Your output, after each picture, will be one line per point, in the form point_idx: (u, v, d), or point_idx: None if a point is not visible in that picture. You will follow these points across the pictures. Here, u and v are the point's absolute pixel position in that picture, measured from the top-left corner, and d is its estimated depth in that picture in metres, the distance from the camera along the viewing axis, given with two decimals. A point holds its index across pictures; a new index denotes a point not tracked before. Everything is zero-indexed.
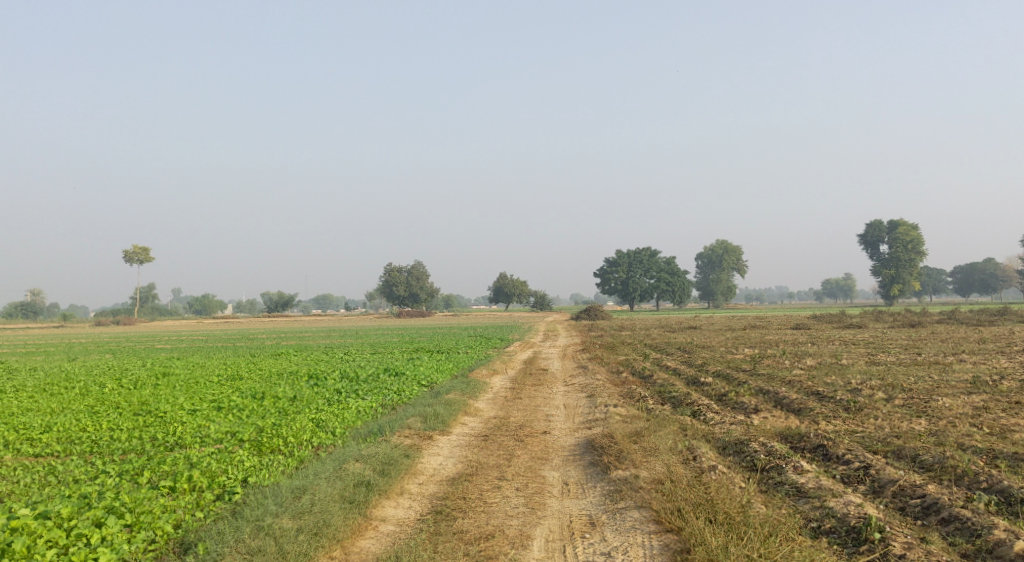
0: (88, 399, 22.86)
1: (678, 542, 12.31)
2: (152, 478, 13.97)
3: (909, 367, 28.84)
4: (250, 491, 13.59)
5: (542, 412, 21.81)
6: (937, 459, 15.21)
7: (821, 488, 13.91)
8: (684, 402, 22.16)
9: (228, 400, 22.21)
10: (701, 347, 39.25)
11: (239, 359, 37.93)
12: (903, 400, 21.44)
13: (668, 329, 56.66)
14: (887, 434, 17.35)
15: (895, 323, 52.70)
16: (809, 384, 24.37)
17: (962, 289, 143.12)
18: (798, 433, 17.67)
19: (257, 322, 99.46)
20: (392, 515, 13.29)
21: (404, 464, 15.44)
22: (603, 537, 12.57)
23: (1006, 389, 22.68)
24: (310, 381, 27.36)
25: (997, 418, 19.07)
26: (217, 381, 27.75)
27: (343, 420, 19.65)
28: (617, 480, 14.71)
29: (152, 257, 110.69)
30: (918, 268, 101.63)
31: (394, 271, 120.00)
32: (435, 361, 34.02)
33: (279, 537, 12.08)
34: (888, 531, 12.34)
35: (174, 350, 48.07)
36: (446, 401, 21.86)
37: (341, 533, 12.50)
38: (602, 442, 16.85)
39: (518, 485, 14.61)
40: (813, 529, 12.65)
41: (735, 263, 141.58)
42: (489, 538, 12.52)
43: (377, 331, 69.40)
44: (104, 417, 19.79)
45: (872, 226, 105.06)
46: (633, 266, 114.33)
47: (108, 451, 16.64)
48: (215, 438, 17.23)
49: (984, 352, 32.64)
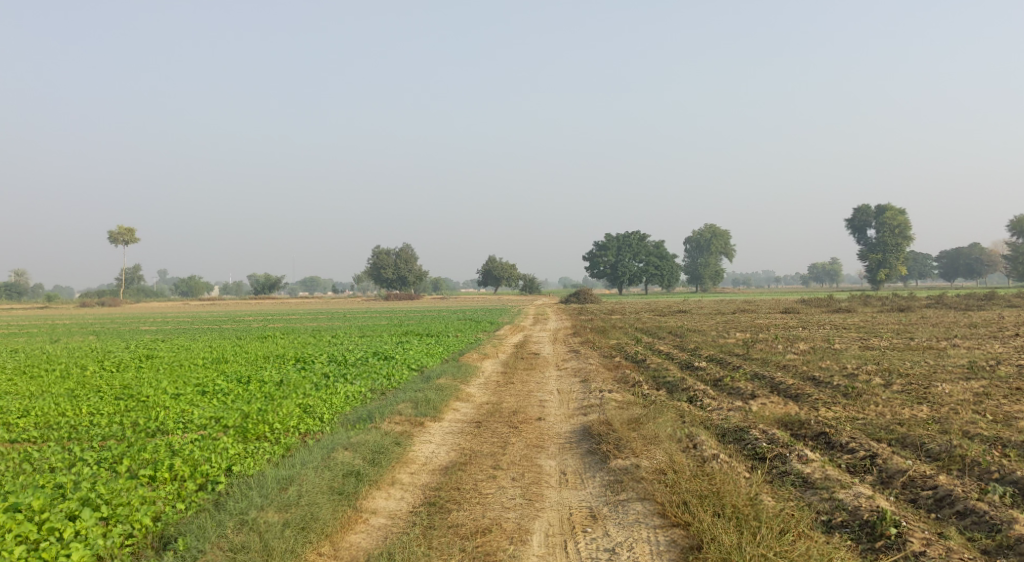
0: (69, 382, 22.23)
1: (687, 538, 11.78)
2: (132, 466, 13.22)
3: (904, 352, 28.50)
4: (235, 480, 12.97)
5: (535, 397, 21.30)
6: (945, 448, 14.69)
7: (829, 479, 13.38)
8: (680, 388, 21.65)
9: (212, 384, 21.61)
10: (690, 329, 39.83)
11: (224, 342, 37.27)
12: (902, 386, 20.93)
13: (657, 313, 56.17)
14: (890, 422, 16.84)
15: (883, 309, 52.16)
16: (803, 369, 23.92)
17: (947, 272, 142.77)
18: (799, 421, 17.12)
19: (243, 304, 98.64)
20: (383, 507, 12.69)
21: (395, 452, 14.90)
22: (606, 532, 12.02)
23: (1005, 374, 22.27)
24: (297, 364, 26.77)
25: (1000, 405, 18.61)
26: (200, 363, 27.23)
27: (331, 406, 19.05)
28: (618, 469, 14.14)
29: (135, 238, 109.02)
30: (904, 252, 101.34)
31: (382, 254, 118.90)
32: (424, 344, 33.52)
33: (263, 532, 11.50)
34: (904, 525, 11.85)
35: (158, 331, 47.13)
36: (437, 387, 21.33)
37: (330, 526, 11.91)
38: (599, 429, 16.24)
39: (514, 476, 14.04)
40: (825, 523, 12.17)
41: (724, 248, 141.47)
42: (486, 533, 11.95)
43: (365, 313, 69.36)
44: (84, 402, 19.19)
45: (859, 210, 104.58)
46: (621, 250, 113.74)
47: (87, 437, 15.95)
48: (198, 424, 16.59)
49: (977, 338, 32.24)
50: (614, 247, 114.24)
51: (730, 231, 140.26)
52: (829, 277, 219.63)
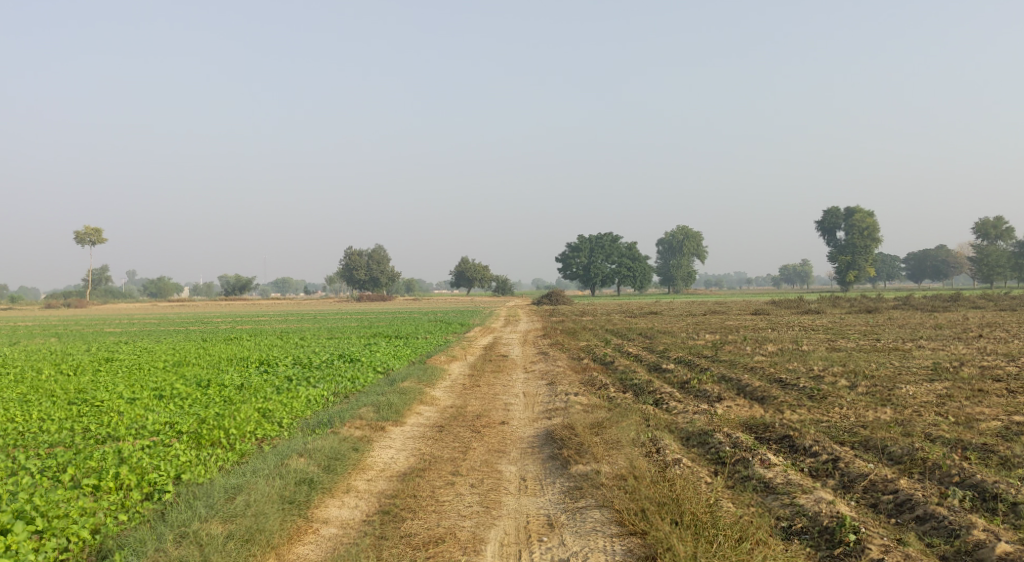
0: (22, 387, 21.64)
1: (643, 547, 11.59)
2: (76, 476, 12.80)
3: (870, 353, 28.57)
4: (183, 490, 12.62)
5: (501, 400, 21.03)
6: (907, 451, 14.62)
7: (790, 484, 13.24)
8: (647, 390, 21.46)
9: (170, 388, 21.15)
10: (661, 331, 39.80)
11: (189, 343, 36.73)
12: (867, 387, 20.90)
13: (629, 314, 56.13)
14: (854, 424, 16.75)
15: (851, 310, 52.49)
16: (770, 371, 23.81)
17: (915, 274, 144.18)
18: (764, 424, 16.99)
19: (211, 305, 97.23)
20: (335, 516, 12.41)
21: (352, 459, 14.59)
22: (562, 541, 11.80)
23: (969, 375, 22.30)
24: (260, 367, 26.31)
25: (962, 407, 18.60)
26: (161, 366, 26.72)
27: (291, 410, 18.66)
28: (578, 476, 13.93)
29: (102, 238, 107.44)
30: (872, 254, 102.11)
31: (354, 255, 118.21)
32: (392, 346, 33.08)
33: (204, 545, 11.21)
34: (863, 532, 11.74)
35: (123, 333, 46.26)
36: (401, 390, 20.97)
37: (276, 538, 11.62)
38: (562, 433, 15.99)
39: (472, 482, 13.78)
40: (784, 529, 12.03)
41: (695, 250, 142.29)
42: (439, 543, 11.68)
43: (335, 314, 68.87)
44: (36, 407, 18.68)
45: (829, 213, 105.50)
46: (594, 252, 113.80)
47: (34, 444, 15.49)
48: (151, 430, 16.15)
49: (942, 340, 32.37)
50: (587, 248, 114.15)
51: (701, 234, 141.44)
52: (799, 278, 221.49)
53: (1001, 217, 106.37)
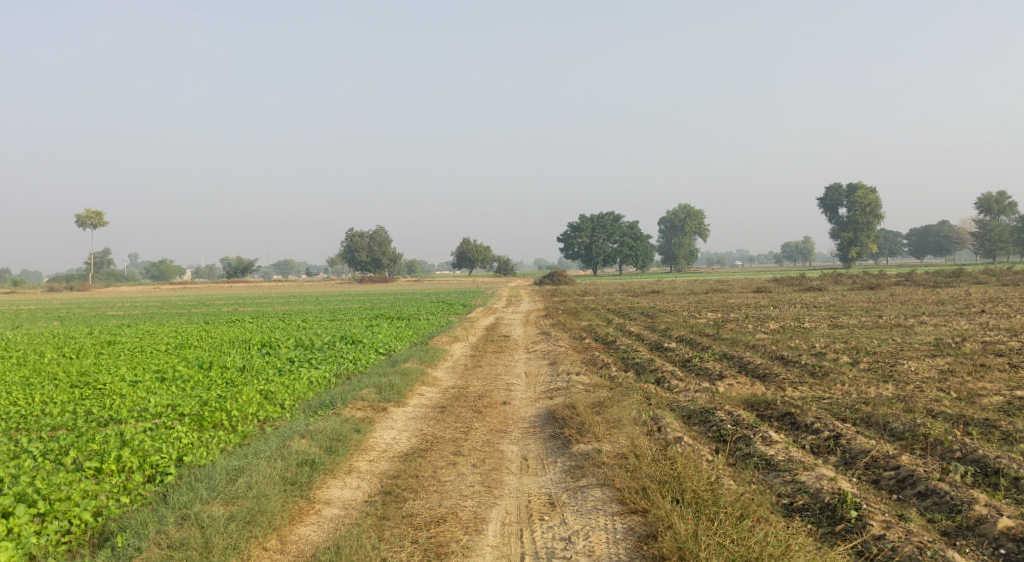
0: (24, 371, 21.70)
1: (644, 525, 11.61)
2: (78, 458, 12.83)
3: (872, 330, 28.58)
4: (185, 471, 12.65)
5: (502, 380, 21.06)
6: (908, 427, 14.61)
7: (792, 461, 13.24)
8: (649, 369, 21.50)
9: (172, 370, 21.18)
10: (662, 310, 39.77)
11: (192, 326, 36.73)
12: (869, 363, 20.93)
13: (631, 293, 56.14)
14: (856, 401, 16.75)
15: (853, 286, 52.46)
16: (772, 348, 23.82)
17: (917, 250, 143.95)
18: (766, 401, 16.98)
19: (212, 287, 97.28)
20: (337, 496, 12.43)
21: (354, 439, 14.61)
22: (563, 520, 11.82)
23: (970, 350, 22.29)
24: (262, 349, 26.33)
25: (964, 382, 18.60)
26: (163, 349, 26.73)
27: (293, 392, 18.66)
28: (579, 454, 13.93)
29: (103, 221, 107.35)
30: (874, 230, 101.85)
31: (355, 236, 118.14)
32: (394, 327, 33.12)
33: (206, 527, 11.24)
34: (864, 508, 11.75)
35: (124, 316, 46.30)
36: (402, 371, 20.98)
37: (277, 519, 11.64)
38: (563, 412, 15.99)
39: (474, 462, 13.79)
40: (785, 506, 12.05)
41: (698, 228, 142.03)
42: (440, 523, 11.71)
43: (338, 296, 68.89)
44: (38, 390, 18.72)
45: (831, 189, 105.11)
46: (595, 231, 113.67)
47: (36, 427, 15.52)
48: (153, 413, 16.16)
49: (945, 315, 32.34)
50: (589, 227, 113.92)
51: (703, 212, 141.14)
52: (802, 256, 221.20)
53: (1004, 192, 105.93)
